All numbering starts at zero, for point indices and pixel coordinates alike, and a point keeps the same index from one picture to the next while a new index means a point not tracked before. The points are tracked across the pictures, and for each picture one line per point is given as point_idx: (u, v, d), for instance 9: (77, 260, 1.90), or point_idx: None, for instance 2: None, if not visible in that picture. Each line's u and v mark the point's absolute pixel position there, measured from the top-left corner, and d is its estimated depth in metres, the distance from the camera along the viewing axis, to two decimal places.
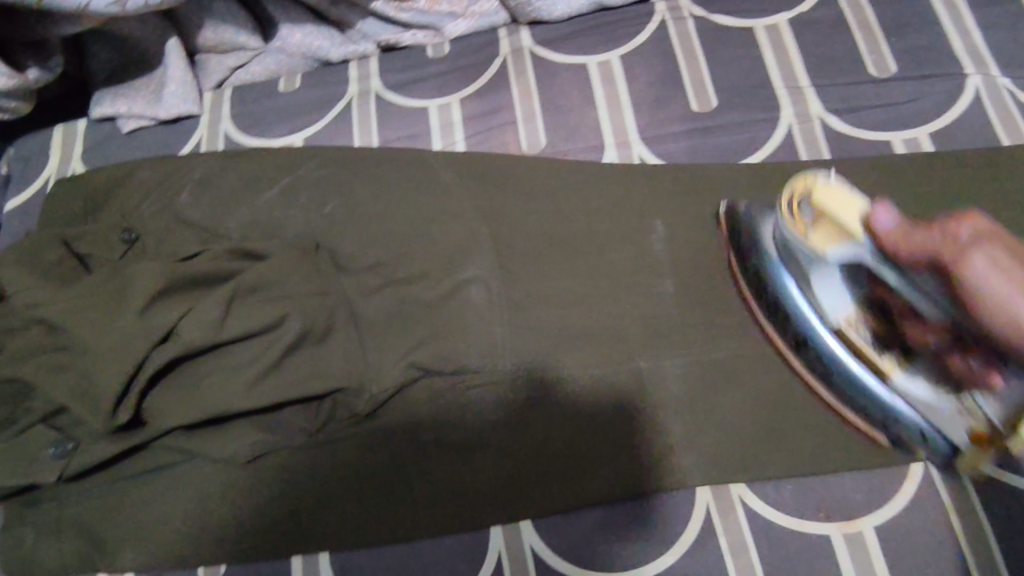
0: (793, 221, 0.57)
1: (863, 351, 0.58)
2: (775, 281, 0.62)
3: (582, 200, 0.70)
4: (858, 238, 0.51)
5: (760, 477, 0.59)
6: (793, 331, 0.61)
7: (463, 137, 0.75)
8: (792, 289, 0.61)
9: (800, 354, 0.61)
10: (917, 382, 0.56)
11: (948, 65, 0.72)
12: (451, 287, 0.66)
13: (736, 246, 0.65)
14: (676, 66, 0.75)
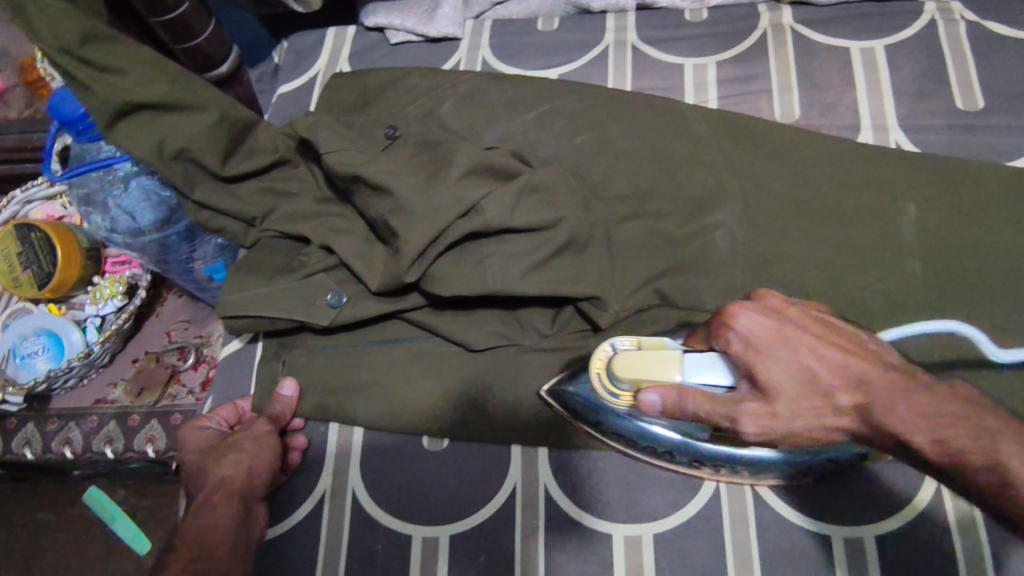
0: (618, 398, 0.56)
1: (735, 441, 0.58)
2: (647, 438, 0.60)
3: (835, 170, 0.71)
4: (676, 375, 0.50)
5: (771, 485, 0.60)
6: (685, 462, 0.60)
7: (717, 97, 0.78)
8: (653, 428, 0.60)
9: (693, 466, 0.61)
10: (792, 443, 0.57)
11: None
12: (696, 230, 0.69)
13: (586, 420, 0.62)
14: (943, 65, 0.75)
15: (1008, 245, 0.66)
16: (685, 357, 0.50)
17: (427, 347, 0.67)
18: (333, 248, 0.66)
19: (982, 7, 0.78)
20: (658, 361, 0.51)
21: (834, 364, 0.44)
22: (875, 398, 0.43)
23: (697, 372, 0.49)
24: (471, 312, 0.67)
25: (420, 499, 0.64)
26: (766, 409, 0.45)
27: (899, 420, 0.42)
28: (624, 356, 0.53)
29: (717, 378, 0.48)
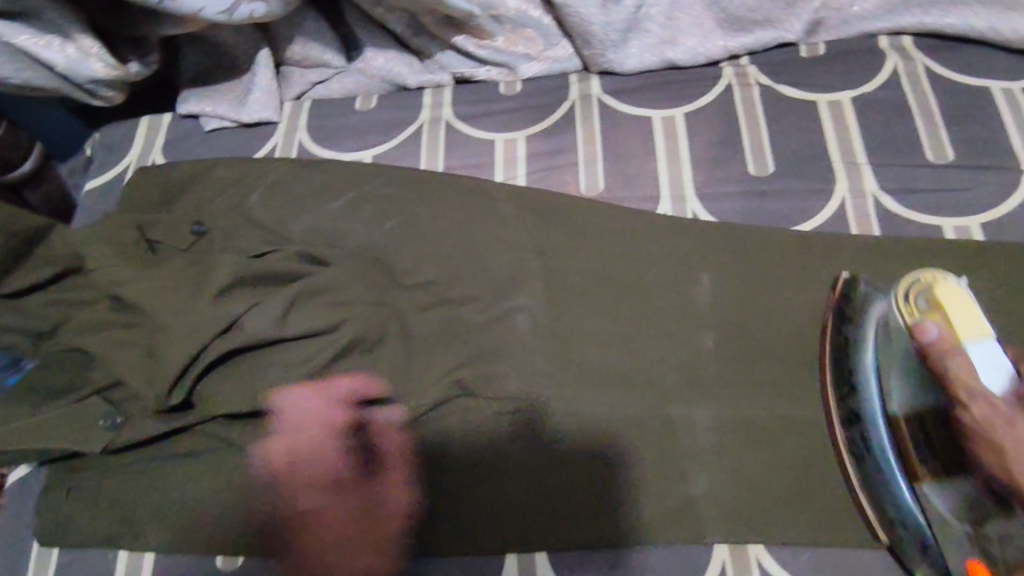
0: (905, 305, 0.57)
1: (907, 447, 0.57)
2: (861, 379, 0.61)
3: (633, 246, 0.72)
4: (968, 338, 0.53)
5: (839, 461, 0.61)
6: (846, 404, 0.62)
7: (525, 173, 0.79)
8: (881, 386, 0.60)
9: (848, 405, 0.62)
10: (940, 496, 0.55)
11: (1005, 159, 0.72)
12: (497, 314, 0.69)
13: (838, 305, 0.66)
14: (737, 131, 0.78)
15: (792, 314, 0.68)
16: (987, 341, 0.53)
17: (222, 459, 0.63)
18: (110, 365, 0.63)
19: (773, 71, 0.81)
20: (973, 318, 0.53)
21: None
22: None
23: (982, 363, 0.52)
24: (266, 420, 0.62)
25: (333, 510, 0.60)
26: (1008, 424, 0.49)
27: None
28: (967, 311, 0.54)
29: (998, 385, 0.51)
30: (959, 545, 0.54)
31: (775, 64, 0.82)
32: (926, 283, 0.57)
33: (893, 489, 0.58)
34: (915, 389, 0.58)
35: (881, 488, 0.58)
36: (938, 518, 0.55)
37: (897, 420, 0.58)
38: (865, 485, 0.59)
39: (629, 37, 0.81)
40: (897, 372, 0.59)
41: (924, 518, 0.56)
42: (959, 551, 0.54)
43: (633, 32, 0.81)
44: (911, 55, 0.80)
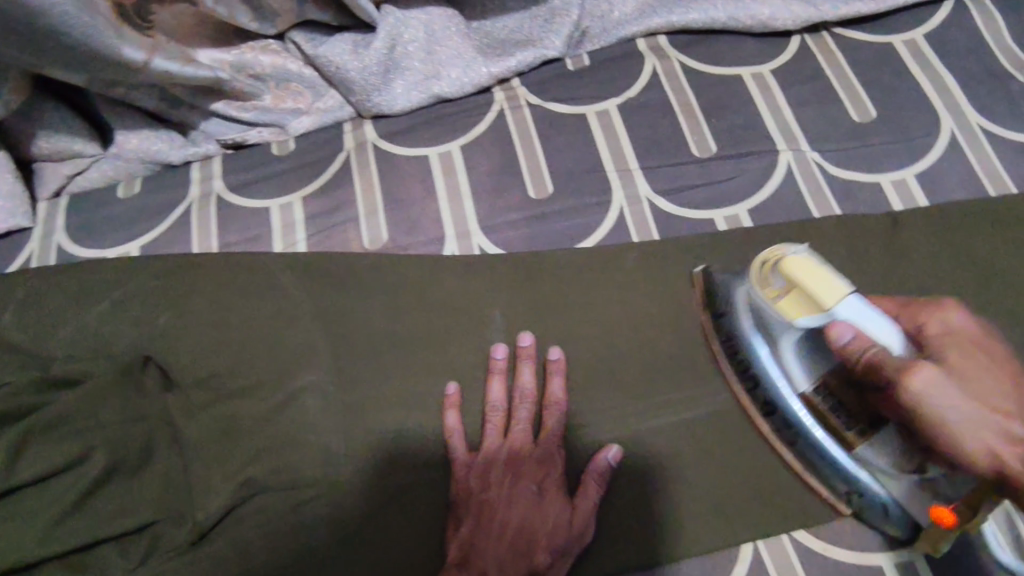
0: (765, 287, 0.57)
1: (825, 417, 0.58)
2: (760, 371, 0.62)
3: (421, 298, 0.70)
4: (828, 311, 0.52)
5: (782, 454, 0.62)
6: (761, 400, 0.63)
7: (304, 237, 0.75)
8: (784, 367, 0.60)
9: (764, 407, 0.63)
10: (880, 459, 0.56)
11: (762, 142, 0.75)
12: (284, 398, 0.65)
13: (706, 300, 0.67)
14: (513, 155, 0.77)
15: (587, 334, 0.67)
16: (849, 300, 0.52)
17: None
18: None
19: (542, 88, 0.81)
20: (829, 287, 0.52)
21: (964, 371, 0.51)
22: (967, 381, 0.50)
23: (871, 322, 0.52)
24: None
25: (462, 486, 0.60)
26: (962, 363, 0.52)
27: (982, 420, 0.49)
28: (826, 275, 0.53)
29: (891, 338, 0.52)
30: (912, 500, 0.55)
31: (543, 80, 0.81)
32: (774, 261, 0.56)
33: (849, 479, 0.58)
34: (806, 369, 0.59)
35: (831, 475, 0.59)
36: (884, 476, 0.56)
37: (811, 396, 0.59)
38: (802, 459, 0.61)
39: (390, 77, 0.78)
40: (791, 351, 0.59)
41: (877, 485, 0.57)
42: (915, 504, 0.55)
43: (393, 72, 0.78)
44: (667, 53, 0.81)
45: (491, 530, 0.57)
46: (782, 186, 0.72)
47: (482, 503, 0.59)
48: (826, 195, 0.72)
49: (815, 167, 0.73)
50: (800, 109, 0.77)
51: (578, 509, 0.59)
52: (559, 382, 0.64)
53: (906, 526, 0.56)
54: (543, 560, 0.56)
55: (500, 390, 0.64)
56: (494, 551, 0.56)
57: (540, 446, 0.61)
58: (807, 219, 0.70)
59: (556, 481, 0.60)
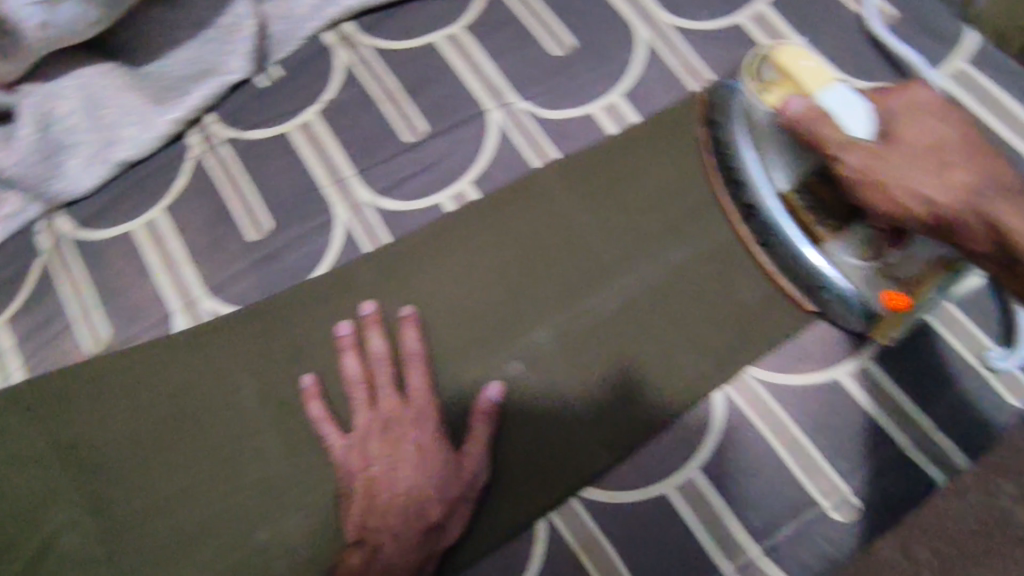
0: (754, 84, 0.56)
1: (801, 216, 0.59)
2: (742, 162, 0.61)
3: (161, 388, 0.64)
4: (818, 86, 0.51)
5: (761, 255, 0.62)
6: (742, 204, 0.62)
7: (19, 364, 0.67)
8: (760, 164, 0.60)
9: (745, 209, 0.62)
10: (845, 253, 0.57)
11: (469, 106, 0.71)
12: (39, 545, 0.60)
13: (707, 116, 0.67)
14: (223, 201, 0.71)
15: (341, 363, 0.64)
16: (835, 86, 0.51)
17: None
18: None
19: (238, 119, 0.75)
20: (816, 74, 0.52)
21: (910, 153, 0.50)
22: (915, 147, 0.50)
23: (836, 105, 0.50)
24: None
25: (344, 467, 0.58)
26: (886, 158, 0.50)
27: (932, 179, 0.49)
28: (810, 65, 0.52)
29: (853, 122, 0.50)
30: (872, 289, 0.57)
31: (237, 110, 0.75)
32: (766, 56, 0.55)
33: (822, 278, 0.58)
34: (783, 160, 0.58)
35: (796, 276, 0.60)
36: (850, 268, 0.57)
37: (787, 196, 0.59)
38: (773, 256, 0.61)
39: (59, 160, 0.70)
40: (776, 154, 0.59)
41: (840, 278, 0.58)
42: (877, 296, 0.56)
43: (60, 153, 0.70)
44: (355, 41, 0.76)
45: (378, 505, 0.55)
46: (499, 146, 0.70)
47: (366, 480, 0.57)
48: (541, 143, 0.69)
49: (526, 117, 0.70)
50: (500, 58, 0.73)
51: (464, 456, 0.57)
52: (412, 334, 0.62)
53: (862, 313, 0.57)
54: (439, 513, 0.55)
55: (356, 363, 0.61)
56: (387, 523, 0.54)
57: (412, 406, 0.59)
58: (527, 174, 0.68)
59: (433, 431, 0.58)
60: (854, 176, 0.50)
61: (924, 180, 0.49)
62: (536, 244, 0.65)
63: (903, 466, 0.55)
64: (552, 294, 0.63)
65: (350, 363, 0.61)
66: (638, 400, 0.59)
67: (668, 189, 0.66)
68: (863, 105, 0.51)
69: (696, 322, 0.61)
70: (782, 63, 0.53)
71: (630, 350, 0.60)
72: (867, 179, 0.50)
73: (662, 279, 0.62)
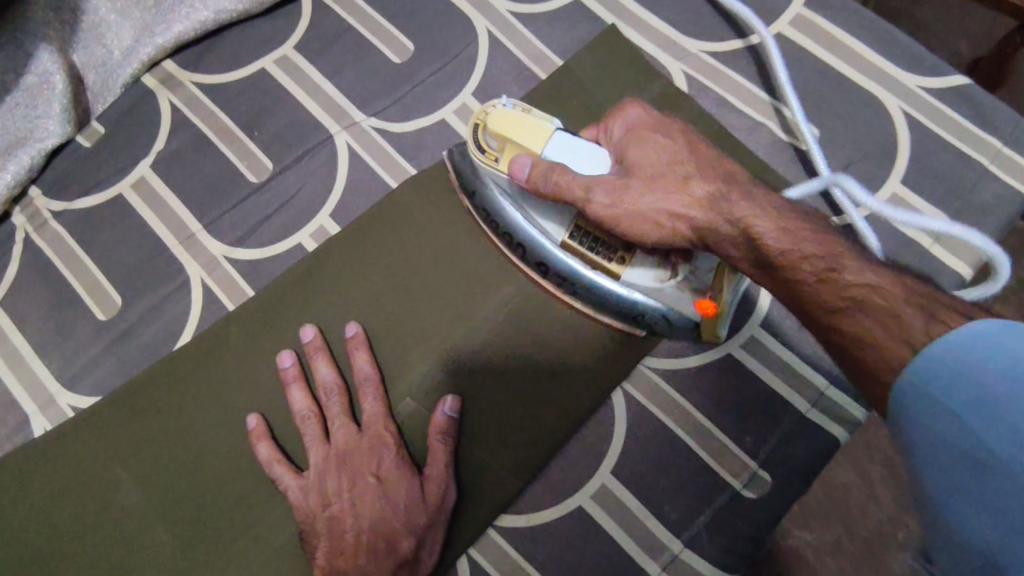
0: (483, 156, 0.55)
1: (591, 259, 0.54)
2: (506, 226, 0.57)
3: (26, 502, 0.58)
4: (540, 144, 0.51)
5: (566, 301, 0.58)
6: (531, 263, 0.58)
7: None
8: (534, 221, 0.56)
9: (535, 267, 0.58)
10: (641, 273, 0.53)
11: (315, 133, 0.67)
12: None
13: (461, 186, 0.61)
14: (62, 282, 0.64)
15: (223, 434, 0.59)
16: (553, 138, 0.51)
17: None
18: None
19: (63, 187, 0.67)
20: (537, 130, 0.51)
21: (652, 180, 0.49)
22: (653, 173, 0.50)
23: (562, 157, 0.51)
24: None
25: (303, 511, 0.54)
26: (631, 188, 0.49)
27: (678, 197, 0.48)
28: (527, 121, 0.52)
29: (587, 167, 0.50)
30: (678, 301, 0.53)
31: (59, 178, 0.68)
32: (482, 125, 0.54)
33: (631, 307, 0.54)
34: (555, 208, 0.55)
35: (607, 309, 0.56)
36: (652, 288, 0.53)
37: (569, 243, 0.55)
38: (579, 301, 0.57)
39: None
40: (541, 207, 0.55)
41: (653, 301, 0.53)
42: (687, 309, 0.53)
43: None
44: (179, 79, 0.70)
45: (345, 546, 0.52)
46: (353, 171, 0.65)
47: (327, 522, 0.53)
48: (396, 158, 0.66)
49: (375, 134, 0.66)
50: (338, 76, 0.68)
51: (428, 477, 0.54)
52: (363, 355, 0.58)
53: (677, 326, 0.54)
54: (409, 543, 0.52)
55: (304, 395, 0.58)
56: (357, 564, 0.51)
57: (369, 431, 0.55)
58: (383, 196, 0.64)
59: (391, 455, 0.54)
60: (604, 213, 0.49)
61: (674, 210, 0.48)
62: (408, 268, 0.61)
63: (805, 430, 0.54)
64: (436, 317, 0.60)
65: (298, 393, 0.58)
66: (580, 393, 0.57)
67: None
68: (581, 151, 0.51)
69: (581, 324, 0.58)
70: (497, 135, 0.53)
71: (521, 362, 0.58)
72: (622, 208, 0.49)
73: (548, 279, 0.60)
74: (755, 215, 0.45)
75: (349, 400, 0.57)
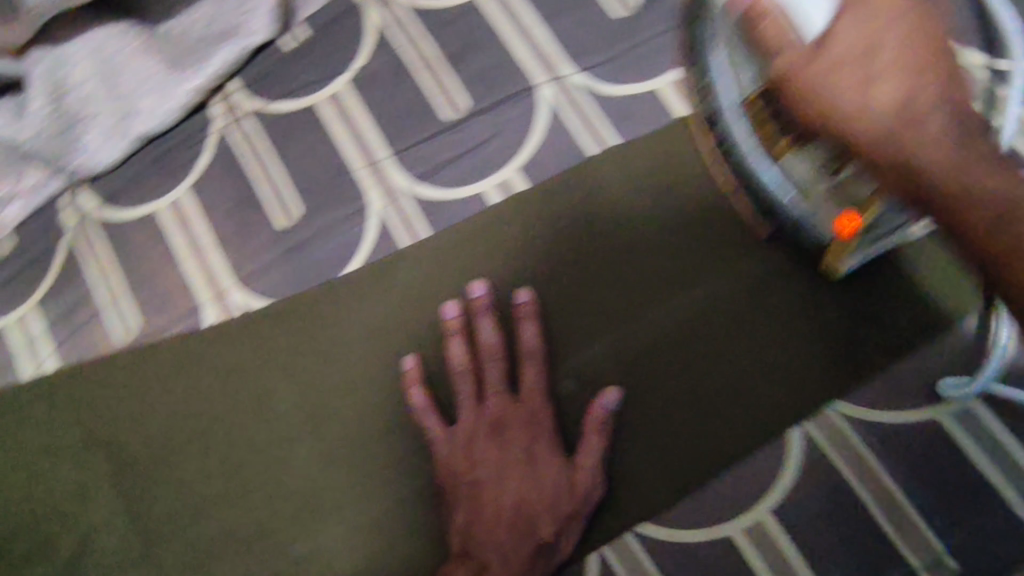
0: None
1: (763, 122, 0.44)
2: (699, 70, 0.45)
3: (193, 384, 0.61)
4: None
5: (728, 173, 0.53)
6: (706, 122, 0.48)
7: (52, 351, 0.65)
8: (723, 68, 0.43)
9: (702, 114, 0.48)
10: (774, 169, 0.49)
11: (521, 79, 0.62)
12: (81, 539, 0.61)
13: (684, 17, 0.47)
14: (248, 182, 0.65)
15: (378, 368, 0.59)
16: None
17: None
18: None
19: (262, 87, 0.67)
20: None
21: (863, 60, 0.33)
22: (898, 60, 0.33)
23: None
24: None
25: (446, 467, 0.54)
26: (863, 60, 0.33)
27: (899, 82, 0.32)
28: None
29: (815, 7, 0.33)
30: (823, 206, 0.50)
31: (259, 75, 0.67)
32: None
33: (767, 188, 0.51)
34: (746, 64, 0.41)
35: (751, 200, 0.54)
36: (801, 179, 0.48)
37: (745, 104, 0.44)
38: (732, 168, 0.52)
39: (75, 134, 0.66)
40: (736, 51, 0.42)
41: (790, 197, 0.51)
42: (825, 216, 0.50)
43: (76, 126, 0.65)
44: None
45: (484, 516, 0.52)
46: (553, 127, 0.61)
47: (472, 485, 0.53)
48: (599, 123, 0.61)
49: (581, 92, 0.62)
50: (555, 21, 0.63)
51: (578, 467, 0.52)
52: (531, 330, 0.56)
53: (815, 236, 0.52)
54: (549, 531, 0.51)
55: (463, 351, 0.56)
56: (494, 539, 0.51)
57: (526, 406, 0.54)
58: (582, 162, 0.60)
59: (544, 437, 0.54)
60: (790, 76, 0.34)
61: (893, 104, 0.33)
62: (594, 245, 0.59)
63: (1001, 521, 0.49)
64: (613, 304, 0.57)
65: (458, 347, 0.56)
66: (754, 420, 0.53)
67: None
68: None
69: (767, 345, 0.55)
70: None
71: (698, 370, 0.55)
72: (793, 80, 0.33)
73: (742, 291, 0.56)
74: (928, 145, 0.32)
75: (508, 368, 0.56)
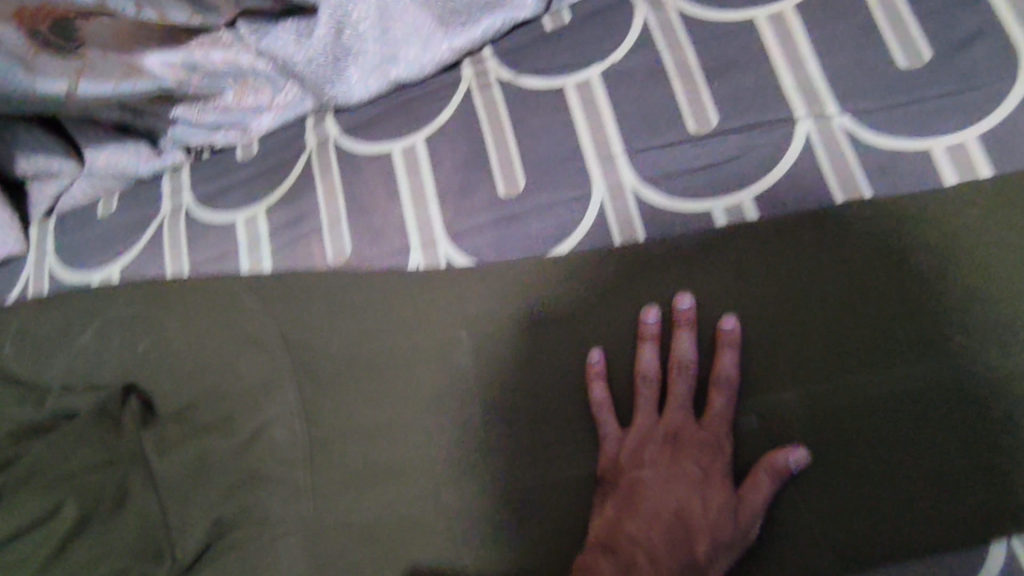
0: None
1: None
2: None
3: (387, 316, 0.65)
4: None
5: None
6: None
7: (270, 253, 0.71)
8: None
9: None
10: None
11: (778, 108, 0.61)
12: (253, 430, 0.64)
13: None
14: (482, 145, 0.68)
15: (565, 352, 0.60)
16: None
17: None
18: None
19: (516, 58, 0.70)
20: None
21: None
22: None
23: None
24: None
25: (611, 462, 0.55)
26: None
27: None
28: None
29: None
30: None
31: (515, 48, 0.70)
32: None
33: None
34: None
35: None
36: None
37: None
38: None
39: (343, 66, 0.71)
40: None
41: None
42: None
43: (346, 59, 0.71)
44: None
45: (639, 514, 0.51)
46: (800, 165, 0.59)
47: (632, 483, 0.53)
48: (852, 170, 0.59)
49: (842, 136, 0.59)
50: (829, 57, 0.61)
51: (743, 502, 0.51)
52: (731, 358, 0.55)
53: None
54: (705, 553, 0.49)
55: (655, 358, 0.56)
56: (646, 539, 0.50)
57: (706, 428, 0.54)
58: (826, 206, 0.59)
59: (716, 461, 0.52)
60: None
61: None
62: (815, 292, 0.57)
63: None
64: (821, 359, 0.55)
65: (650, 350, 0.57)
66: (944, 520, 0.50)
67: (987, 271, 0.54)
68: None
69: (981, 446, 0.51)
70: None
71: (896, 453, 0.52)
72: None
73: (969, 385, 0.52)
74: None
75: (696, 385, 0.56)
